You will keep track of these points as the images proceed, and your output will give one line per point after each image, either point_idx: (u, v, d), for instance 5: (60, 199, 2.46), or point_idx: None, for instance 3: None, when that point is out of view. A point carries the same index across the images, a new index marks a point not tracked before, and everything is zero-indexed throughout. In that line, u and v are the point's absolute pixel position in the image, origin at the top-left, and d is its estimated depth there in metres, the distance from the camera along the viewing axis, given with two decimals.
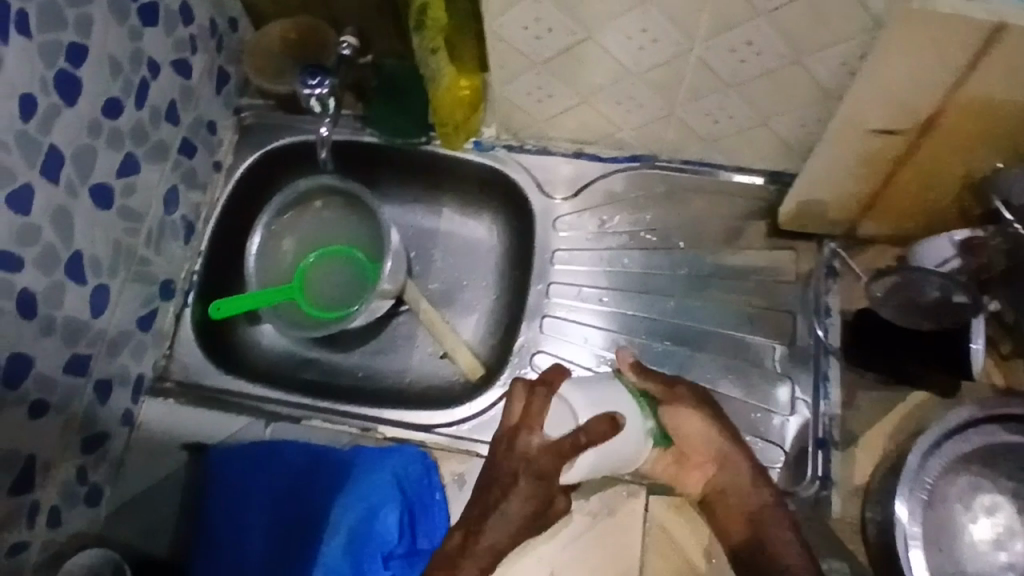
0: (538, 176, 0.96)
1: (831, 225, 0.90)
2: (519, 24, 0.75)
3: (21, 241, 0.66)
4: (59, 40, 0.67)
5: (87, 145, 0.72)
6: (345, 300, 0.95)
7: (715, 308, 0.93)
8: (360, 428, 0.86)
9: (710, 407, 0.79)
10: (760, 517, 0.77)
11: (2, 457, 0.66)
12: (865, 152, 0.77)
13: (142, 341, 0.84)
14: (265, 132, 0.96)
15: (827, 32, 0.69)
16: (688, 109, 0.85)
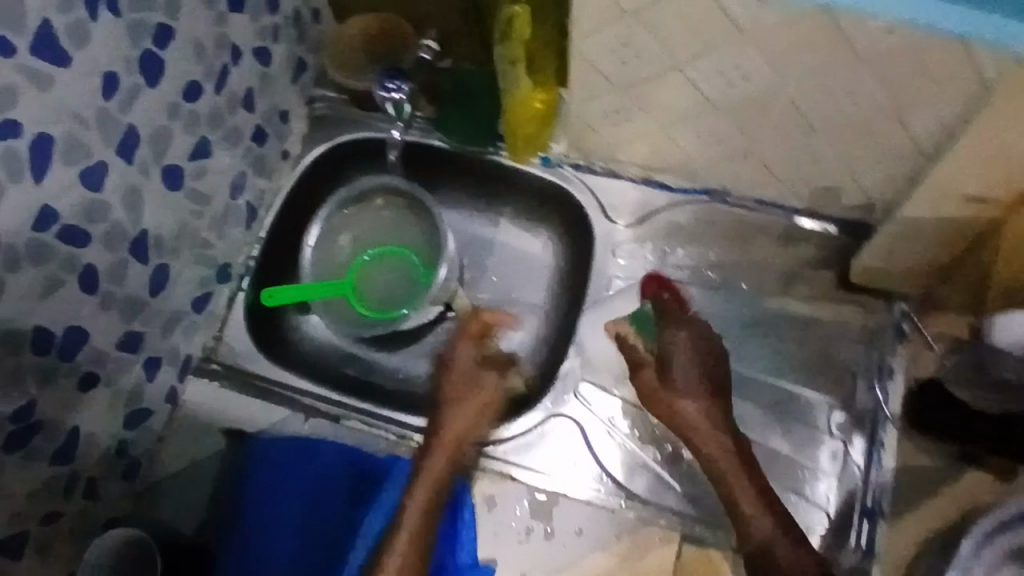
0: (603, 199, 0.94)
1: (905, 283, 0.87)
2: (606, 48, 0.73)
3: (90, 218, 0.66)
4: (148, 21, 0.67)
5: (164, 127, 0.72)
6: (396, 299, 0.94)
7: (772, 357, 0.90)
8: (397, 436, 0.87)
9: (698, 376, 0.83)
10: (733, 475, 0.79)
11: (49, 427, 0.67)
12: (958, 216, 0.73)
13: (194, 322, 0.85)
14: (337, 125, 0.97)
15: (931, 94, 0.65)
16: (770, 149, 0.82)
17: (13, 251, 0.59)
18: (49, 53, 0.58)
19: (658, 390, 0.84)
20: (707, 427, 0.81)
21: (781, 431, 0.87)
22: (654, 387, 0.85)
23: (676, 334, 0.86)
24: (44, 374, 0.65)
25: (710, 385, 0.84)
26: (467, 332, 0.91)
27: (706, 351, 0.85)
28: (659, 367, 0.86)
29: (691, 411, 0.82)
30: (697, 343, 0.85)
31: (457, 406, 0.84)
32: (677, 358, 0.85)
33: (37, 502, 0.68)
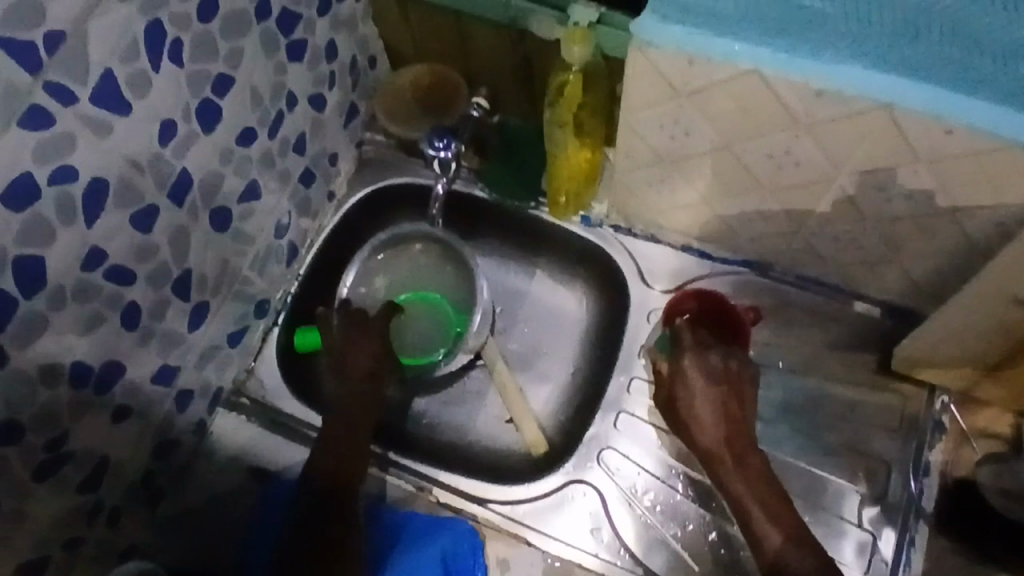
0: (641, 265, 0.93)
1: (948, 377, 0.84)
2: (657, 123, 0.74)
3: (138, 257, 0.68)
4: (209, 71, 0.69)
5: (216, 170, 0.74)
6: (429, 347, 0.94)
7: (806, 439, 0.87)
8: (416, 487, 0.86)
9: (709, 394, 0.80)
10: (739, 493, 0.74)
11: (80, 457, 0.69)
12: (1005, 321, 0.72)
13: (229, 356, 0.86)
14: (383, 169, 0.98)
15: (987, 191, 0.64)
16: (815, 231, 0.81)
17: (60, 289, 0.61)
18: (110, 102, 0.60)
19: (675, 418, 0.81)
20: (717, 453, 0.77)
21: (808, 517, 0.84)
22: (670, 415, 0.82)
23: (684, 361, 0.82)
24: (79, 407, 0.67)
25: (725, 409, 0.79)
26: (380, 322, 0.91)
27: (720, 371, 0.81)
28: (671, 395, 0.82)
29: (705, 438, 0.78)
30: (705, 366, 0.81)
31: (350, 354, 0.87)
32: (684, 385, 0.81)
33: (61, 530, 0.69)
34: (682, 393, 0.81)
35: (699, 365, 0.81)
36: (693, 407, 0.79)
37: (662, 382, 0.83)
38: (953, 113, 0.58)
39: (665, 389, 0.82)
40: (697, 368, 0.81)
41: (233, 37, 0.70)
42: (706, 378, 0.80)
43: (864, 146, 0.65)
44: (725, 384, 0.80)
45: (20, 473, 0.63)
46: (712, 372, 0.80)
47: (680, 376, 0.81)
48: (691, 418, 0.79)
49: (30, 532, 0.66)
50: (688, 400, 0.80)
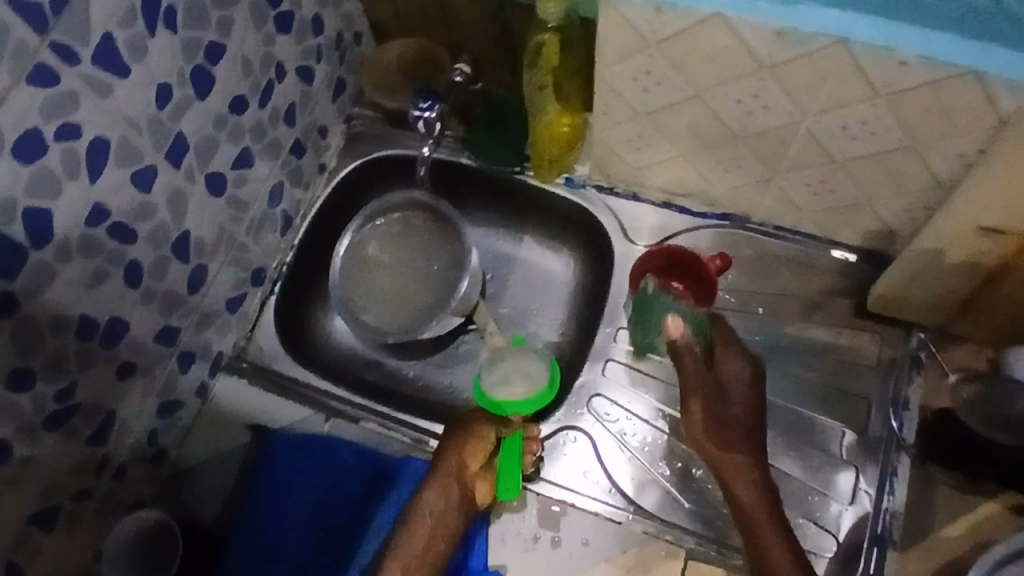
0: (624, 222, 0.96)
1: (923, 315, 0.86)
2: (630, 75, 0.77)
3: (138, 216, 0.71)
4: (201, 39, 0.72)
5: (211, 136, 0.78)
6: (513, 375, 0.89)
7: (787, 381, 0.90)
8: (412, 439, 0.88)
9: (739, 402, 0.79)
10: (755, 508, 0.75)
11: (85, 409, 0.72)
12: (973, 252, 0.75)
13: (228, 321, 0.89)
14: (371, 142, 1.01)
15: (951, 124, 0.67)
16: (788, 178, 0.83)
17: (67, 242, 0.65)
18: (110, 64, 0.63)
19: (713, 418, 0.78)
20: (748, 471, 0.77)
21: (792, 453, 0.86)
22: (705, 412, 0.78)
23: (741, 368, 0.81)
24: (84, 360, 0.70)
25: (753, 434, 0.79)
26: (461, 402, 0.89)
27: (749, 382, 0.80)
28: (715, 394, 0.79)
29: (739, 453, 0.77)
30: (750, 385, 0.80)
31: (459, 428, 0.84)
32: (736, 393, 0.80)
33: (71, 480, 0.73)
34: (730, 399, 0.80)
35: (747, 381, 0.80)
36: (737, 420, 0.79)
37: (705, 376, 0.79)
38: (904, 47, 0.61)
39: (708, 384, 0.79)
40: (748, 380, 0.80)
41: (223, 6, 0.73)
42: (752, 398, 0.80)
43: (825, 88, 0.69)
44: (757, 406, 0.80)
45: (30, 419, 0.66)
46: (752, 392, 0.80)
47: (738, 385, 0.80)
48: (731, 428, 0.78)
49: (42, 479, 0.69)
50: (735, 412, 0.79)
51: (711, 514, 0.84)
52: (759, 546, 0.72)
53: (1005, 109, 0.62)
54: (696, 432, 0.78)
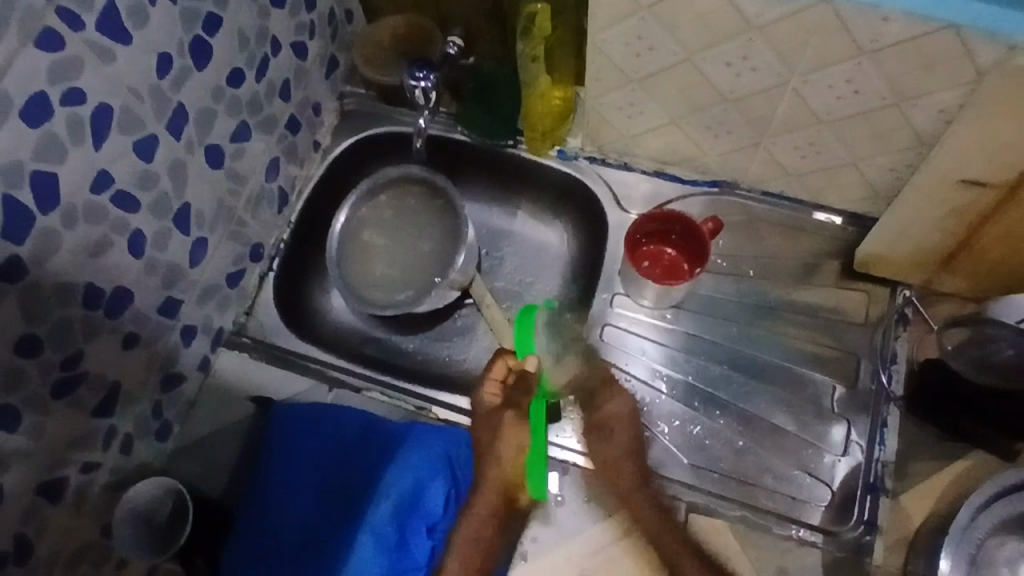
0: (616, 191, 0.98)
1: (908, 272, 0.89)
2: (622, 41, 0.79)
3: (140, 186, 0.72)
4: (199, 9, 0.73)
5: (209, 108, 0.79)
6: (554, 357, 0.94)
7: (778, 340, 0.92)
8: (416, 406, 0.90)
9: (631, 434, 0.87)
10: (666, 539, 0.81)
11: (93, 379, 0.72)
12: (955, 206, 0.78)
13: (228, 296, 0.90)
14: (365, 119, 1.02)
15: (933, 79, 0.69)
16: (775, 141, 0.86)
17: (72, 209, 0.65)
18: (113, 31, 0.64)
19: (604, 463, 0.85)
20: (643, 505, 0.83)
21: (786, 409, 0.89)
22: (598, 455, 0.86)
23: (621, 403, 0.89)
24: (92, 327, 0.70)
25: (643, 471, 0.85)
26: (490, 375, 0.90)
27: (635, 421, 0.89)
28: (602, 435, 0.87)
29: (626, 488, 0.84)
30: (631, 421, 0.88)
31: (499, 439, 0.87)
32: (619, 436, 0.87)
33: (78, 450, 0.73)
34: (614, 438, 0.87)
35: (629, 416, 0.88)
36: (624, 459, 0.85)
37: (595, 416, 0.88)
38: (888, 4, 0.64)
39: (597, 426, 0.87)
40: (627, 415, 0.88)
41: None
42: (631, 437, 0.87)
43: (811, 47, 0.71)
44: (639, 442, 0.88)
45: (39, 387, 0.66)
46: (635, 428, 0.88)
47: (617, 421, 0.87)
48: (619, 468, 0.85)
49: (51, 448, 0.69)
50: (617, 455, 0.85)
51: (709, 470, 0.87)
52: (672, 565, 0.79)
53: (983, 62, 0.65)
54: (593, 473, 0.86)
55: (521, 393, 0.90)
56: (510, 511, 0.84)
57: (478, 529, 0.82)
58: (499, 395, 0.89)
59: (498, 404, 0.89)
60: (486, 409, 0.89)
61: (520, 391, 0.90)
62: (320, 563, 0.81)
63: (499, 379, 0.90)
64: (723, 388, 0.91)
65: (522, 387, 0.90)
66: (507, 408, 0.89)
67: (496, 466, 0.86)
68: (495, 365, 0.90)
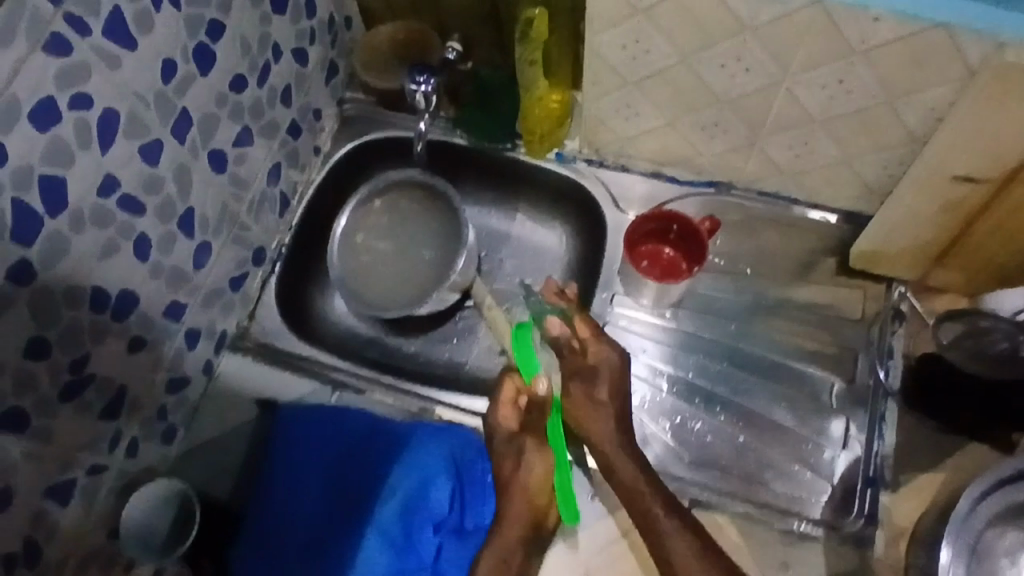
0: (614, 192, 0.99)
1: (903, 269, 0.90)
2: (618, 43, 0.80)
3: (146, 190, 0.73)
4: (202, 15, 0.74)
5: (213, 113, 0.79)
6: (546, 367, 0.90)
7: (776, 337, 0.93)
8: (419, 407, 0.91)
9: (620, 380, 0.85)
10: (635, 469, 0.80)
11: (99, 382, 0.73)
12: (947, 202, 0.79)
13: (231, 300, 0.90)
14: (365, 125, 1.03)
15: (923, 77, 0.71)
16: (770, 141, 0.87)
17: (79, 213, 0.66)
18: (119, 37, 0.65)
19: (586, 399, 0.84)
20: (623, 457, 0.81)
21: (785, 405, 0.90)
22: (581, 395, 0.85)
23: (611, 353, 0.86)
24: (98, 330, 0.71)
25: (625, 424, 0.83)
26: (501, 399, 0.87)
27: (622, 373, 0.85)
28: (590, 382, 0.85)
29: (603, 427, 0.83)
30: (621, 374, 0.85)
31: (522, 466, 0.84)
32: (604, 383, 0.85)
33: (85, 453, 0.73)
34: (599, 386, 0.85)
35: (619, 368, 0.86)
36: (606, 407, 0.84)
37: (579, 363, 0.86)
38: (878, 4, 0.66)
39: (588, 369, 0.86)
40: (617, 366, 0.85)
41: None
42: (620, 386, 0.85)
43: (804, 47, 0.72)
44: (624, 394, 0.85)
45: (47, 390, 0.67)
46: (624, 380, 0.86)
47: (608, 367, 0.85)
48: (597, 410, 0.84)
49: (58, 452, 0.70)
50: (604, 398, 0.84)
51: (711, 465, 0.88)
52: (635, 491, 0.78)
53: (972, 59, 0.67)
54: (574, 410, 0.85)
55: (537, 418, 0.86)
56: (537, 533, 0.82)
57: (506, 551, 0.80)
58: (515, 419, 0.86)
59: (515, 428, 0.86)
60: (503, 434, 0.85)
61: (536, 414, 0.86)
62: (328, 560, 0.81)
63: (510, 402, 0.86)
64: (723, 384, 0.92)
65: (535, 410, 0.86)
66: (527, 436, 0.86)
67: (523, 494, 0.82)
68: (503, 389, 0.87)
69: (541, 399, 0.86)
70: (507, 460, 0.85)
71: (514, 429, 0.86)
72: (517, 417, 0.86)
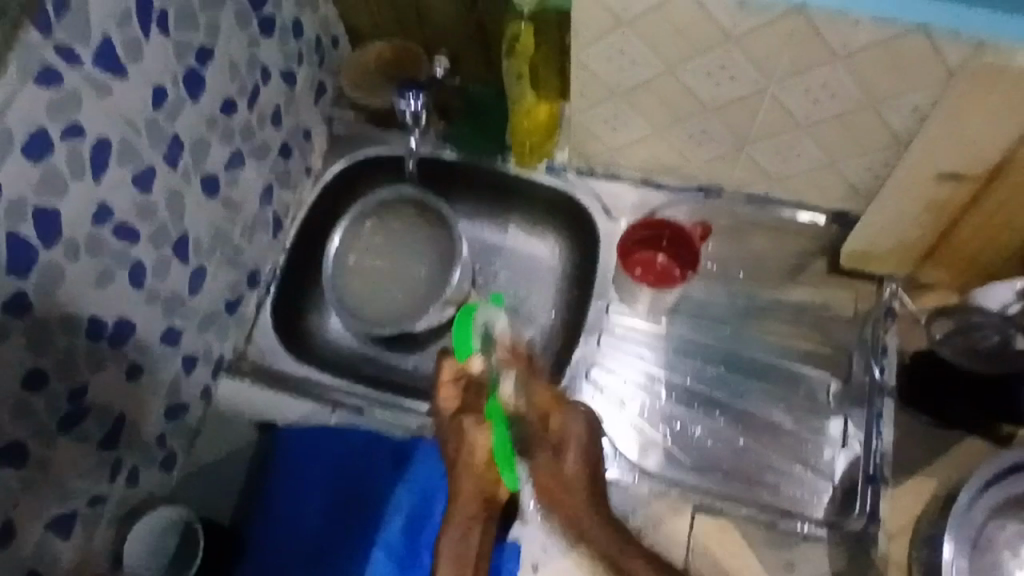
0: (605, 202, 0.99)
1: (893, 267, 0.91)
2: (604, 55, 0.81)
3: (140, 217, 0.73)
4: (191, 41, 0.74)
5: (204, 137, 0.80)
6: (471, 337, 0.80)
7: (770, 338, 0.94)
8: (419, 423, 0.91)
9: (589, 441, 0.77)
10: (617, 549, 0.73)
11: (98, 411, 0.72)
12: (933, 200, 0.81)
13: (226, 323, 0.90)
14: (354, 143, 1.03)
15: (905, 79, 0.72)
16: (758, 146, 0.88)
17: (74, 242, 0.66)
18: (109, 65, 0.65)
19: (555, 474, 0.75)
20: (597, 526, 0.74)
21: (784, 405, 0.91)
22: (547, 470, 0.76)
23: (576, 422, 0.77)
24: (95, 359, 0.71)
25: (596, 489, 0.75)
26: (441, 378, 0.79)
27: (588, 437, 0.77)
28: (555, 452, 0.77)
29: (576, 500, 0.75)
30: (589, 442, 0.77)
31: (466, 446, 0.77)
32: (569, 454, 0.76)
33: (86, 484, 0.73)
34: (565, 456, 0.76)
35: (585, 436, 0.77)
36: (574, 484, 0.75)
37: (545, 432, 0.77)
38: (856, 8, 0.67)
39: (552, 441, 0.76)
40: (583, 434, 0.77)
41: (211, 10, 0.75)
42: (587, 455, 0.76)
43: (788, 53, 0.73)
44: (595, 466, 0.76)
45: (46, 421, 0.66)
46: (592, 453, 0.77)
47: (574, 436, 0.77)
48: (569, 487, 0.75)
49: (59, 483, 0.70)
50: (570, 471, 0.76)
51: (712, 470, 0.89)
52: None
53: (951, 59, 0.68)
54: (538, 482, 0.76)
55: (479, 395, 0.78)
56: (491, 508, 0.78)
57: (464, 534, 0.76)
58: (456, 399, 0.79)
59: (455, 408, 0.79)
60: (446, 414, 0.79)
61: (474, 393, 0.78)
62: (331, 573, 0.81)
63: (450, 380, 0.79)
64: (722, 388, 0.92)
65: (474, 388, 0.78)
66: (467, 417, 0.78)
67: (468, 473, 0.77)
68: (442, 369, 0.79)
69: (478, 377, 0.77)
70: (451, 445, 0.79)
71: (455, 409, 0.79)
72: (453, 401, 0.79)
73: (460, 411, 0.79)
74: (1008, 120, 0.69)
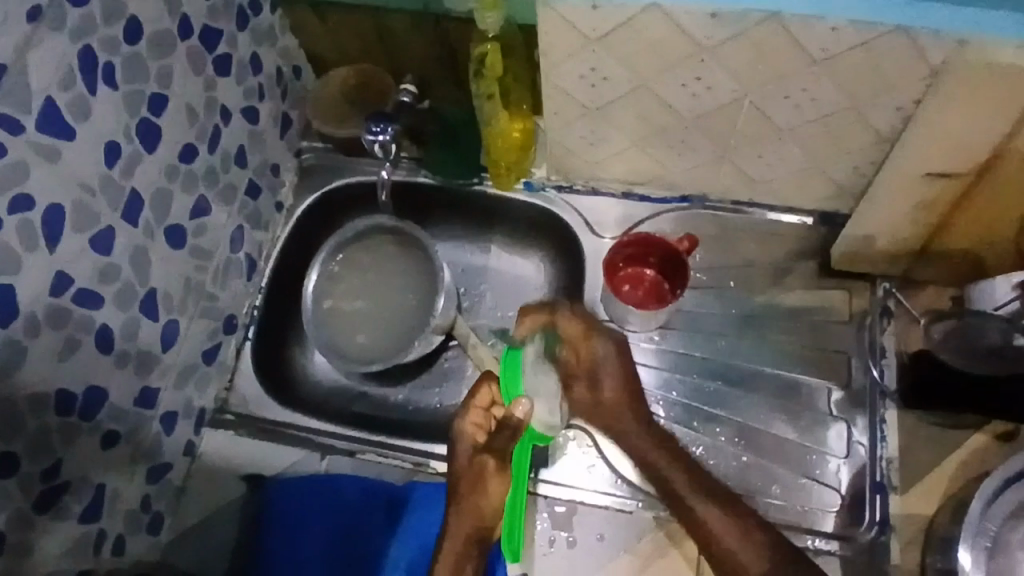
0: (588, 217, 0.97)
1: (886, 265, 0.89)
2: (576, 74, 0.78)
3: (102, 280, 0.70)
4: (142, 92, 0.71)
5: (165, 188, 0.76)
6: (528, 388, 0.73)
7: (770, 347, 0.92)
8: (413, 463, 0.88)
9: (625, 362, 0.83)
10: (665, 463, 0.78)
11: (75, 485, 0.69)
12: (923, 199, 0.78)
13: (206, 373, 0.87)
14: (326, 174, 1.00)
15: (886, 80, 0.70)
16: (741, 152, 0.86)
17: (33, 317, 0.62)
18: (55, 128, 0.62)
19: (594, 402, 0.82)
20: (636, 432, 0.81)
21: (784, 416, 0.89)
22: (587, 396, 0.81)
23: (605, 347, 0.81)
24: (66, 433, 0.67)
25: (638, 406, 0.82)
26: (474, 402, 0.77)
27: (627, 366, 0.83)
28: (592, 380, 0.81)
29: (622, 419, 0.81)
30: (618, 365, 0.82)
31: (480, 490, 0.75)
32: (609, 373, 0.82)
33: (68, 562, 0.70)
34: (603, 383, 0.81)
35: (615, 361, 0.82)
36: (610, 403, 0.81)
37: (578, 362, 0.81)
38: (834, 12, 0.64)
39: (585, 369, 0.81)
40: (612, 360, 0.82)
41: (162, 56, 0.72)
42: (625, 374, 0.82)
43: (764, 61, 0.71)
44: (632, 387, 0.83)
45: (21, 503, 0.64)
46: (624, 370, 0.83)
47: (606, 364, 0.81)
48: (612, 407, 0.82)
49: (41, 566, 0.67)
50: (609, 395, 0.81)
51: None
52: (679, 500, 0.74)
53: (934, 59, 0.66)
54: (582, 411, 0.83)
55: (505, 441, 0.74)
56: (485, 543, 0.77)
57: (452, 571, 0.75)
58: (482, 426, 0.77)
59: (479, 443, 0.77)
60: (468, 447, 0.77)
61: (505, 436, 0.73)
62: None
63: (483, 409, 0.76)
64: (719, 404, 0.90)
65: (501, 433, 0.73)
66: (486, 456, 0.76)
67: (473, 513, 0.76)
68: (479, 395, 0.76)
69: (514, 421, 0.70)
70: (463, 469, 0.77)
71: (481, 440, 0.76)
72: (478, 427, 0.77)
73: (484, 448, 0.76)
74: (993, 120, 0.66)
